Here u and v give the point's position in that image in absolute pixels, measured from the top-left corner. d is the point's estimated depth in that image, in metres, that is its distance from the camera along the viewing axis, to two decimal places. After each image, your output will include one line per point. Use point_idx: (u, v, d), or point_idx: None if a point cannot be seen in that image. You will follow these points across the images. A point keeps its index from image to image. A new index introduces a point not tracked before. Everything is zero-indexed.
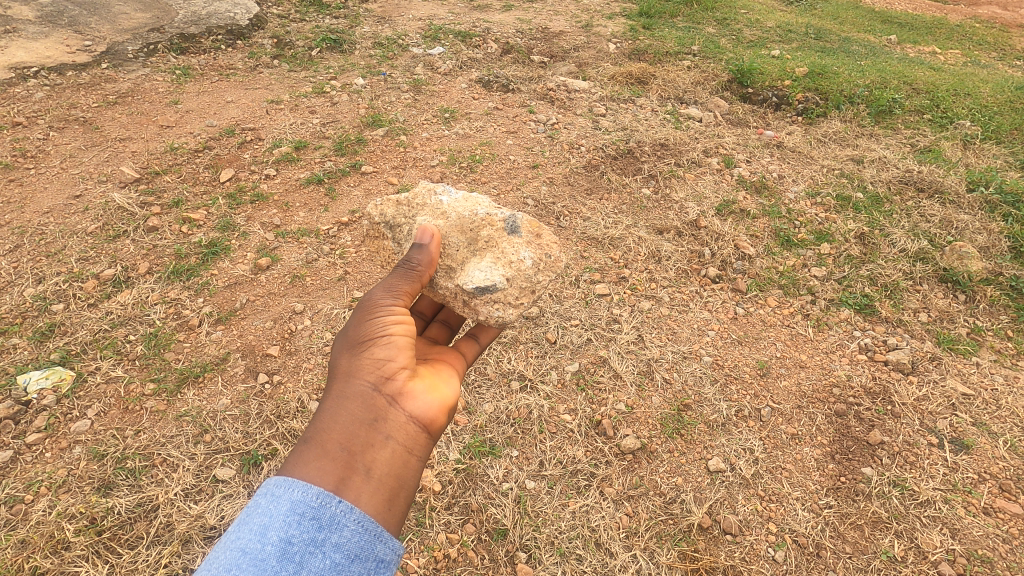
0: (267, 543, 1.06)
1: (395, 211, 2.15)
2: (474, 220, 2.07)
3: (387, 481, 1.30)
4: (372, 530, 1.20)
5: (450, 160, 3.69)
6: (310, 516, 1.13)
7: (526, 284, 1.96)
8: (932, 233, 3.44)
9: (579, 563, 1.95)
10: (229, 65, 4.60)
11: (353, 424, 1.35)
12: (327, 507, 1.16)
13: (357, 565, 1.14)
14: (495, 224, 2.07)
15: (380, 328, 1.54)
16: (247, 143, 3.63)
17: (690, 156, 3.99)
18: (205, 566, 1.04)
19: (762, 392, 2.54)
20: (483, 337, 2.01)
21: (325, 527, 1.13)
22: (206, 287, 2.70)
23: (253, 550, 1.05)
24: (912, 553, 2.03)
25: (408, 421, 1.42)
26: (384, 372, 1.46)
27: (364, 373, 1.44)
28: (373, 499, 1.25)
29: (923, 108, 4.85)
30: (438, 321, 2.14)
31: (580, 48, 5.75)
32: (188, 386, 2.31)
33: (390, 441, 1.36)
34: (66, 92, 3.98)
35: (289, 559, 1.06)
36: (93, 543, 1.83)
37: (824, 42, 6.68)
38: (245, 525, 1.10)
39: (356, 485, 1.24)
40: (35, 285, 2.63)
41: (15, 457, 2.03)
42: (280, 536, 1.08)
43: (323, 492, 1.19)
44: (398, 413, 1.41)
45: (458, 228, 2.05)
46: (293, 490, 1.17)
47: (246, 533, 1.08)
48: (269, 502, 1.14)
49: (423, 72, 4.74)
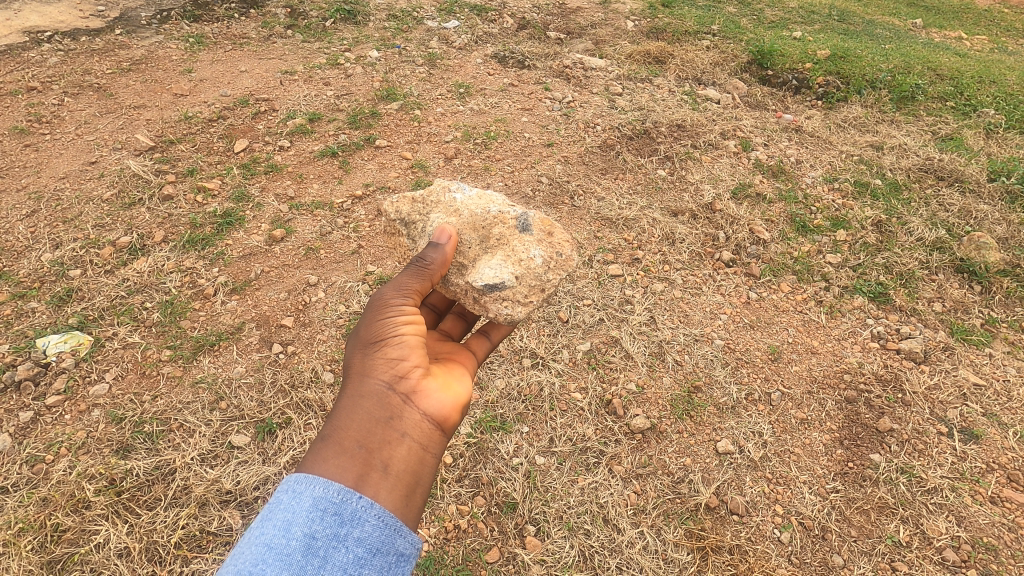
0: (292, 538, 1.09)
1: (410, 208, 2.17)
2: (486, 218, 2.08)
3: (404, 478, 1.32)
4: (392, 525, 1.22)
5: (464, 136, 3.65)
6: (332, 512, 1.15)
7: (535, 282, 1.98)
8: (950, 223, 3.40)
9: (586, 538, 1.97)
10: (243, 34, 4.53)
11: (369, 423, 1.37)
12: (348, 502, 1.19)
13: (378, 559, 1.16)
14: (507, 222, 2.08)
15: (391, 327, 1.56)
16: (261, 114, 3.61)
17: (707, 138, 3.95)
18: (230, 561, 1.07)
19: (773, 376, 2.54)
20: (494, 335, 2.04)
21: (347, 522, 1.15)
22: (221, 257, 2.72)
23: (278, 545, 1.07)
24: (917, 538, 2.05)
25: (422, 419, 1.44)
26: (397, 371, 1.48)
27: (378, 374, 1.46)
28: (392, 494, 1.27)
29: (946, 95, 4.75)
30: (452, 314, 2.18)
31: (597, 25, 5.64)
32: (204, 354, 2.33)
33: (405, 439, 1.38)
34: (80, 57, 3.96)
35: (313, 554, 1.08)
36: (112, 502, 1.86)
37: (847, 24, 6.53)
38: (268, 521, 1.12)
39: (374, 482, 1.26)
40: (52, 251, 2.65)
41: (36, 418, 2.08)
42: (304, 532, 1.10)
43: (344, 488, 1.21)
44: (412, 412, 1.43)
45: (471, 225, 2.06)
46: (314, 487, 1.19)
47: (270, 529, 1.10)
48: (292, 498, 1.16)
49: (438, 46, 4.67)
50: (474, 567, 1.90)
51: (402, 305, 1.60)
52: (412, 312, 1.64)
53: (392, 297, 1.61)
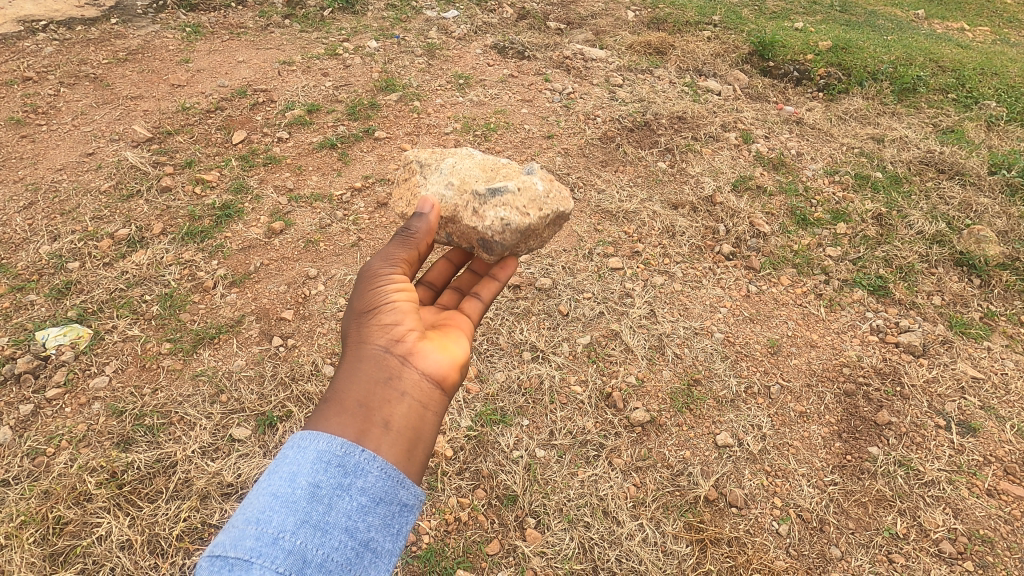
0: (297, 487, 1.12)
1: (424, 156, 2.28)
2: (494, 165, 2.23)
3: (405, 434, 1.32)
4: (395, 476, 1.23)
5: (464, 127, 3.63)
6: (335, 463, 1.18)
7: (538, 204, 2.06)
8: (951, 216, 3.40)
9: (586, 530, 1.99)
10: (240, 23, 4.49)
11: (368, 384, 1.38)
12: (351, 455, 1.20)
13: (382, 508, 1.17)
14: (515, 168, 2.22)
15: (383, 297, 1.59)
16: (259, 105, 3.58)
17: (708, 130, 3.93)
18: (240, 511, 1.10)
19: (773, 369, 2.55)
20: (484, 294, 2.06)
21: (350, 473, 1.17)
22: (220, 250, 2.71)
23: (284, 494, 1.10)
24: (914, 531, 2.07)
25: (422, 379, 1.43)
26: (392, 336, 1.50)
27: (375, 339, 1.48)
28: (393, 449, 1.27)
29: (947, 87, 4.73)
30: (449, 288, 2.17)
31: (598, 15, 5.60)
32: (204, 347, 2.33)
33: (405, 397, 1.38)
34: (75, 47, 3.92)
35: (318, 502, 1.11)
36: (114, 495, 1.87)
37: (849, 15, 6.49)
38: (274, 473, 1.15)
39: (375, 437, 1.27)
40: (50, 243, 2.64)
41: (37, 411, 2.08)
42: (309, 481, 1.13)
43: (347, 442, 1.22)
44: (410, 372, 1.43)
45: (481, 166, 2.19)
46: (318, 441, 1.21)
47: (275, 480, 1.12)
48: (297, 451, 1.18)
49: (437, 37, 4.63)
50: (475, 559, 1.91)
51: (392, 276, 1.63)
52: (403, 285, 1.67)
53: (382, 270, 1.65)
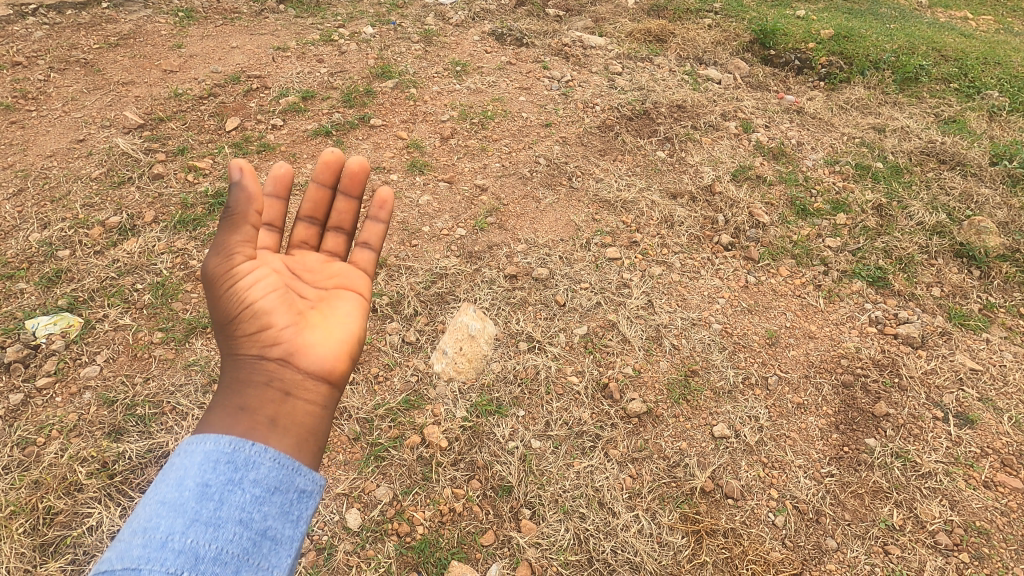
0: (185, 490, 1.04)
1: None
2: None
3: (294, 430, 1.27)
4: (289, 463, 1.17)
5: (461, 115, 3.59)
6: (225, 461, 1.10)
7: None
8: (951, 207, 3.37)
9: (581, 521, 1.97)
10: (234, 8, 4.41)
11: (246, 395, 1.30)
12: (241, 450, 1.14)
13: (278, 497, 1.10)
14: None
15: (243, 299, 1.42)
16: (253, 91, 3.53)
17: (708, 119, 3.89)
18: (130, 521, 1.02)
19: (771, 361, 2.53)
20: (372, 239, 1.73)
21: (241, 467, 1.10)
22: (213, 238, 2.67)
23: (170, 499, 1.02)
24: (910, 522, 2.06)
25: (305, 374, 1.36)
26: (265, 337, 1.39)
27: (245, 346, 1.37)
28: (283, 440, 1.23)
29: (950, 77, 4.68)
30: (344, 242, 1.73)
31: (597, 2, 5.53)
32: (196, 336, 2.30)
33: (290, 396, 1.31)
34: (66, 32, 3.86)
35: (208, 499, 1.03)
36: (105, 486, 1.85)
37: (851, 3, 6.41)
38: (161, 483, 1.07)
39: (262, 435, 1.21)
40: (40, 230, 2.60)
41: (27, 400, 2.05)
42: (197, 482, 1.06)
43: (233, 439, 1.16)
44: (291, 370, 1.36)
45: None
46: (205, 443, 1.14)
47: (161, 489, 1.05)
48: (183, 457, 1.11)
49: (434, 23, 4.56)
50: (469, 550, 1.90)
51: (239, 266, 1.43)
52: (257, 266, 1.48)
53: (225, 264, 1.42)
